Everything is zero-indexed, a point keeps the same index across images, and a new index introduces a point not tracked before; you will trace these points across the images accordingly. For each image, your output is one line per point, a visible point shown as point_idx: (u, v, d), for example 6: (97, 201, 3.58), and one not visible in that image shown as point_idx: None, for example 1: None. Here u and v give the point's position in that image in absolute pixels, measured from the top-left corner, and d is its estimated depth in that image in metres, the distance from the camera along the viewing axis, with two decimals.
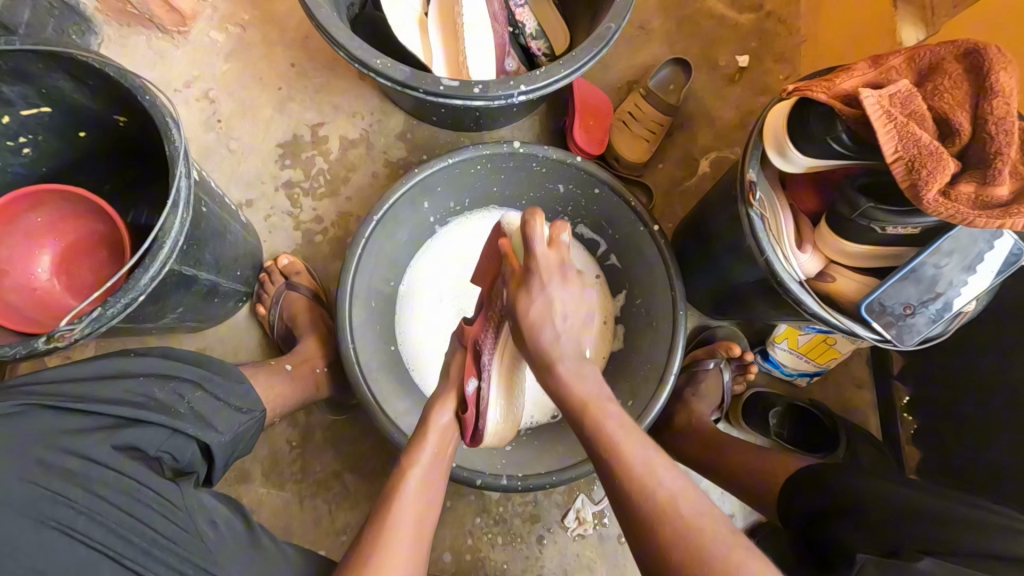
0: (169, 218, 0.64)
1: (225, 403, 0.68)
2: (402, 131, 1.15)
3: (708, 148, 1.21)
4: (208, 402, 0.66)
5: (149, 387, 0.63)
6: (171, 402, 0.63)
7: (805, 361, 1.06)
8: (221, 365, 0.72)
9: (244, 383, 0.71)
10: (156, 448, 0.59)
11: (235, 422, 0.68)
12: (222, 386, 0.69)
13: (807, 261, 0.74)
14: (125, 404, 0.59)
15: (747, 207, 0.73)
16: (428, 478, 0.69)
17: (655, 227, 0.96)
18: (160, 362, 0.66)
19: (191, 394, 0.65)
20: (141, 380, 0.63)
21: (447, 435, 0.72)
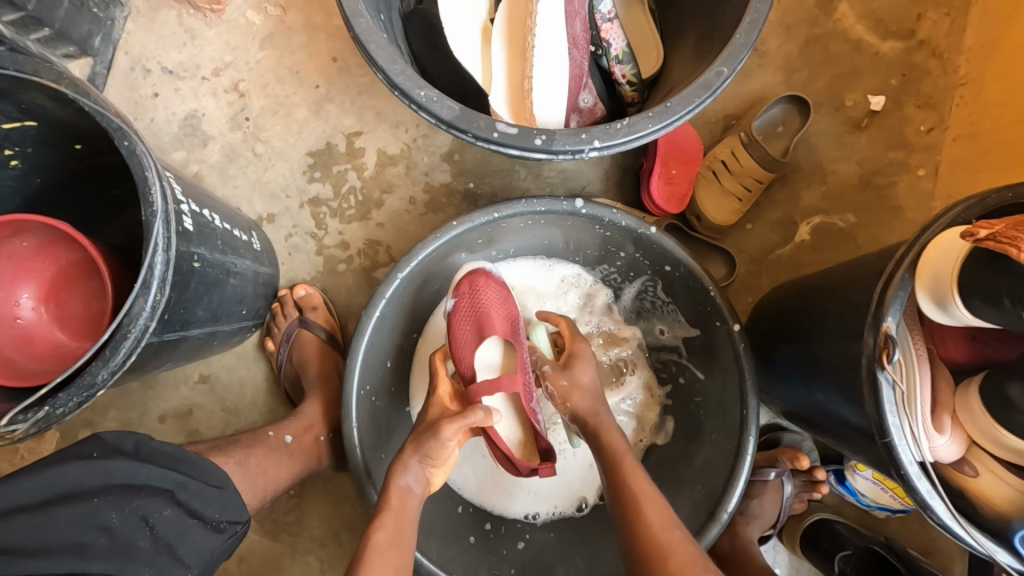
0: (137, 301, 0.51)
1: (198, 521, 0.55)
2: (449, 151, 0.99)
3: (812, 210, 1.00)
4: (177, 526, 0.53)
5: (103, 512, 0.49)
6: (128, 535, 0.50)
7: (890, 497, 0.87)
8: (200, 466, 0.57)
9: (226, 493, 0.57)
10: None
11: (210, 545, 0.55)
12: (200, 495, 0.56)
13: (942, 444, 0.56)
14: (64, 549, 0.47)
15: (874, 364, 0.55)
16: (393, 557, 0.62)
17: (737, 326, 0.78)
18: (125, 468, 0.52)
19: (158, 518, 0.52)
20: (95, 503, 0.49)
21: (408, 507, 0.66)
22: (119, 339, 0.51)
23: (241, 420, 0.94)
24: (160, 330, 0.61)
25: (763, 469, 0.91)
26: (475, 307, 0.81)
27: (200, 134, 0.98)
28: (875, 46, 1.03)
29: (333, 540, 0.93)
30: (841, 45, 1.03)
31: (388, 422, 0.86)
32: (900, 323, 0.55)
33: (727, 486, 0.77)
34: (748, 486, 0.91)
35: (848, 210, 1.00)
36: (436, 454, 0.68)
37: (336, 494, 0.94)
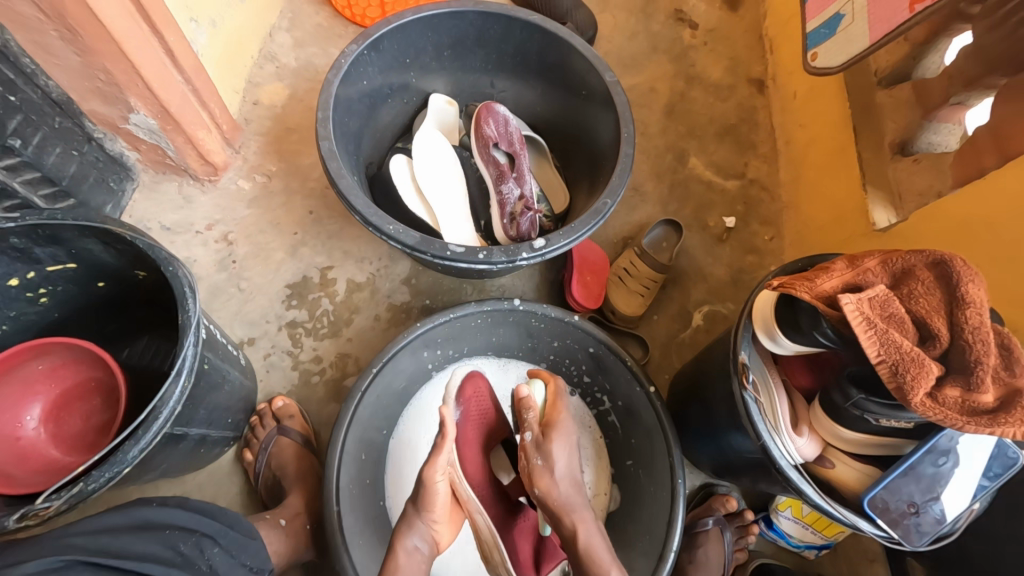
0: (169, 387, 0.64)
1: (238, 562, 0.67)
2: (407, 277, 1.21)
3: (699, 301, 1.27)
4: (225, 560, 0.65)
5: (174, 539, 0.61)
6: (194, 557, 0.61)
7: (811, 533, 1.01)
8: (233, 517, 0.70)
9: (255, 540, 0.70)
10: None
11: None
12: (236, 541, 0.68)
13: (804, 445, 0.75)
14: (155, 561, 0.57)
15: (740, 387, 0.75)
16: None
17: (651, 388, 0.96)
18: (178, 511, 0.63)
19: (211, 551, 0.64)
20: (168, 532, 0.61)
21: (413, 565, 0.74)
22: (152, 419, 0.63)
23: None
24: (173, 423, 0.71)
25: (701, 520, 1.03)
26: (484, 410, 0.94)
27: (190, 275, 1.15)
28: (719, 184, 1.42)
29: None
30: (696, 184, 1.41)
31: (364, 513, 0.93)
32: (751, 354, 0.77)
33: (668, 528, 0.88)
34: (694, 539, 1.02)
35: (727, 300, 1.28)
36: (426, 504, 0.77)
37: None
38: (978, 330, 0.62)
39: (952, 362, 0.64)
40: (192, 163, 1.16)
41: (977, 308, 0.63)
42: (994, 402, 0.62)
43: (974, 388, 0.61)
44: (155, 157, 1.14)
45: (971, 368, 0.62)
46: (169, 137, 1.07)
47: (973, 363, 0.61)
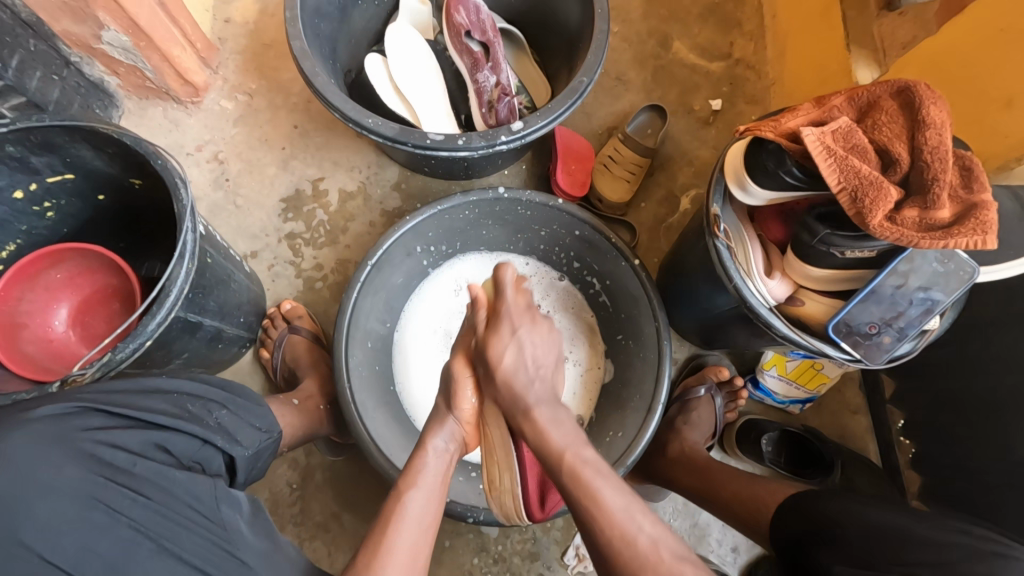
0: (175, 268, 0.69)
1: (247, 422, 0.71)
2: (397, 182, 1.23)
3: (687, 185, 1.28)
4: (232, 419, 0.69)
5: (182, 401, 0.65)
6: (200, 414, 0.65)
7: (795, 388, 1.08)
8: (241, 389, 0.74)
9: (261, 407, 0.74)
10: (189, 456, 0.60)
11: (256, 438, 0.70)
12: (245, 407, 0.72)
13: (776, 287, 0.79)
14: (163, 413, 0.61)
15: (713, 237, 0.78)
16: (429, 495, 0.70)
17: (637, 261, 1.00)
18: (183, 380, 0.68)
19: (220, 411, 0.68)
20: (175, 394, 0.65)
21: (437, 464, 0.74)
22: (164, 296, 0.69)
23: None
24: (186, 308, 0.77)
25: (694, 389, 1.09)
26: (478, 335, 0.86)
27: None
28: (705, 67, 1.38)
29: (334, 523, 1.02)
30: (681, 69, 1.38)
31: (376, 395, 1.01)
32: (723, 206, 0.79)
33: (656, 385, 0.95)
34: (686, 403, 1.08)
35: None
36: (455, 399, 0.78)
37: (335, 477, 1.04)
38: (936, 149, 0.63)
39: (912, 185, 0.66)
40: (172, 83, 1.16)
41: (937, 128, 0.64)
42: (950, 218, 0.64)
43: (930, 205, 0.63)
44: (135, 80, 1.15)
45: (928, 187, 0.64)
46: (144, 55, 1.07)
47: (930, 182, 0.64)
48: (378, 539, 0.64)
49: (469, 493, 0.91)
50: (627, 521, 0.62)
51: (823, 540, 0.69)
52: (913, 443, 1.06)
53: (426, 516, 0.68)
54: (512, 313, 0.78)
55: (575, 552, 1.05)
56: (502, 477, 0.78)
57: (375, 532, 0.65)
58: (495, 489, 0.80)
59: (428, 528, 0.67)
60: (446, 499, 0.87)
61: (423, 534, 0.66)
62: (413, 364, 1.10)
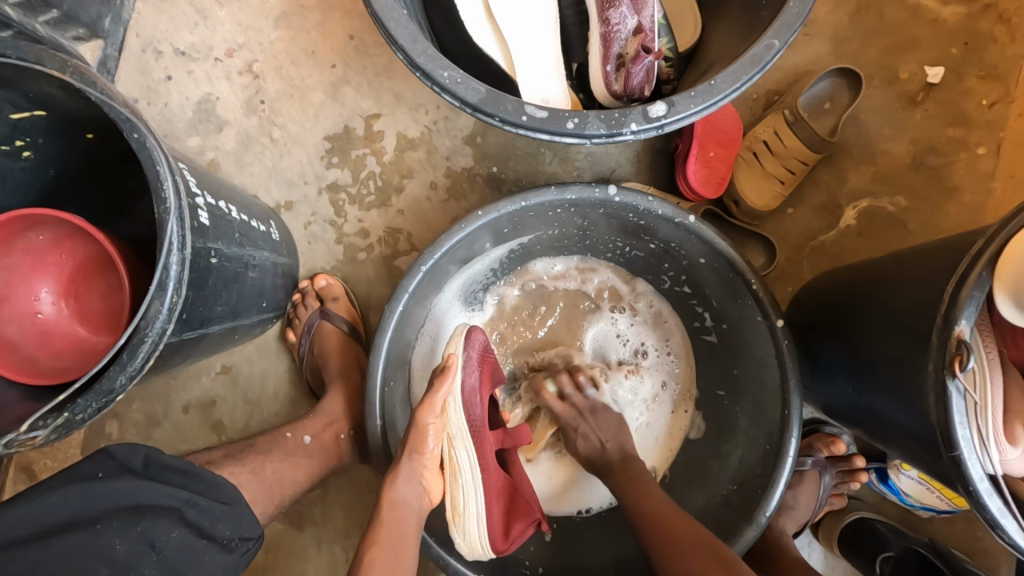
0: (153, 304, 0.49)
1: (209, 538, 0.55)
2: (472, 134, 0.94)
3: (859, 192, 0.93)
4: (186, 542, 0.53)
5: (107, 537, 0.49)
6: (133, 557, 0.50)
7: (936, 497, 0.84)
8: (213, 480, 0.57)
9: (236, 508, 0.57)
10: None
11: (218, 564, 0.55)
12: (208, 512, 0.55)
13: (1015, 459, 0.52)
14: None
15: (946, 374, 0.49)
16: (398, 556, 0.63)
17: (779, 322, 0.73)
18: (129, 488, 0.52)
19: (166, 536, 0.52)
20: (100, 528, 0.49)
21: (403, 517, 0.66)
22: (136, 343, 0.49)
23: (264, 412, 0.93)
24: (179, 330, 0.59)
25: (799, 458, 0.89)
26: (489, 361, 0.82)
27: (214, 118, 0.95)
28: (935, 10, 0.94)
29: (357, 532, 0.93)
30: (897, 11, 0.94)
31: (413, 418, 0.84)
32: (975, 327, 0.50)
33: (766, 486, 0.74)
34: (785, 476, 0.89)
35: (899, 192, 0.92)
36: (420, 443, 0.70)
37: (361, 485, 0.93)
38: None
39: None
40: None
41: None
42: None
43: None
44: None
45: None
46: None
47: None
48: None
49: None
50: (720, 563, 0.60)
51: None
52: None
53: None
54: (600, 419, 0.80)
55: None
56: (468, 501, 0.72)
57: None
58: (459, 521, 0.72)
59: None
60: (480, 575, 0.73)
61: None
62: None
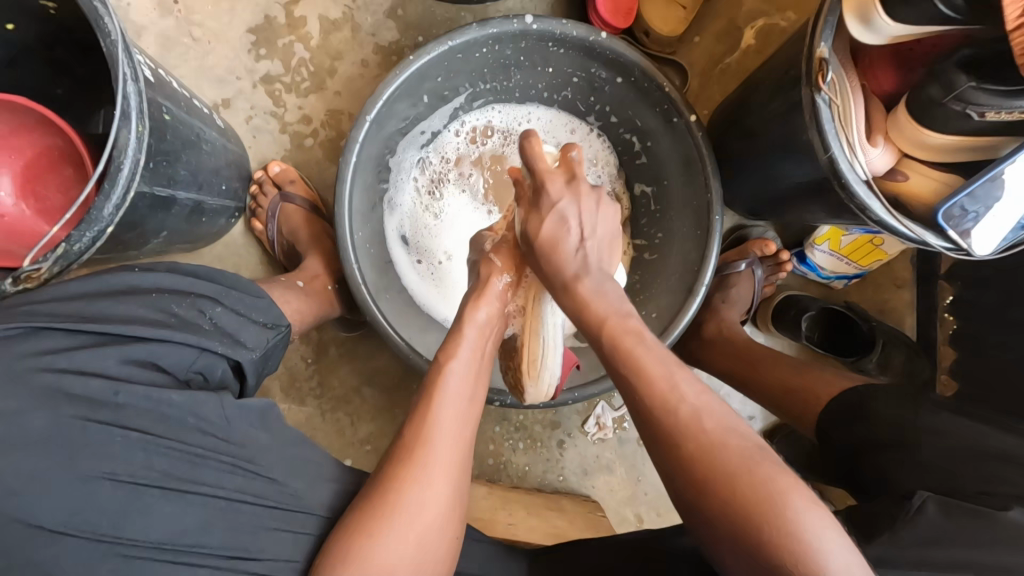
0: (121, 131, 0.53)
1: (247, 318, 0.65)
2: (392, 7, 0.98)
3: (754, 13, 1.02)
4: (230, 317, 0.63)
5: (166, 303, 0.58)
6: (193, 318, 0.59)
7: (845, 263, 0.98)
8: (235, 279, 0.67)
9: (263, 298, 0.68)
10: (187, 368, 0.55)
11: (261, 337, 0.65)
12: (241, 301, 0.66)
13: (875, 158, 0.64)
14: (145, 323, 0.55)
15: (813, 90, 0.60)
16: (471, 379, 0.62)
17: (691, 117, 0.82)
18: (166, 278, 0.61)
19: (213, 310, 0.62)
20: (157, 296, 0.58)
21: (482, 340, 0.65)
22: (114, 172, 0.54)
23: None
24: (149, 180, 0.63)
25: (734, 263, 1.00)
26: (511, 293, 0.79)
27: (130, 24, 0.94)
28: None
29: (356, 396, 1.02)
30: None
31: (385, 276, 0.90)
32: (832, 48, 0.60)
33: (701, 262, 0.84)
34: (724, 279, 1.00)
35: (788, 8, 1.02)
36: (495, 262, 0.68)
37: (352, 353, 1.01)
38: None
39: None
40: None
41: None
42: None
43: None
44: None
45: None
46: None
47: None
48: (416, 450, 0.55)
49: (496, 378, 0.86)
50: (671, 385, 0.54)
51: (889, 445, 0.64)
52: (956, 319, 1.01)
53: (467, 421, 0.59)
54: (550, 188, 0.64)
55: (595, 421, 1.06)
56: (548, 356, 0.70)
57: (412, 442, 0.56)
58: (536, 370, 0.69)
59: (470, 412, 0.60)
60: None
61: (464, 445, 0.58)
62: (430, 233, 0.98)
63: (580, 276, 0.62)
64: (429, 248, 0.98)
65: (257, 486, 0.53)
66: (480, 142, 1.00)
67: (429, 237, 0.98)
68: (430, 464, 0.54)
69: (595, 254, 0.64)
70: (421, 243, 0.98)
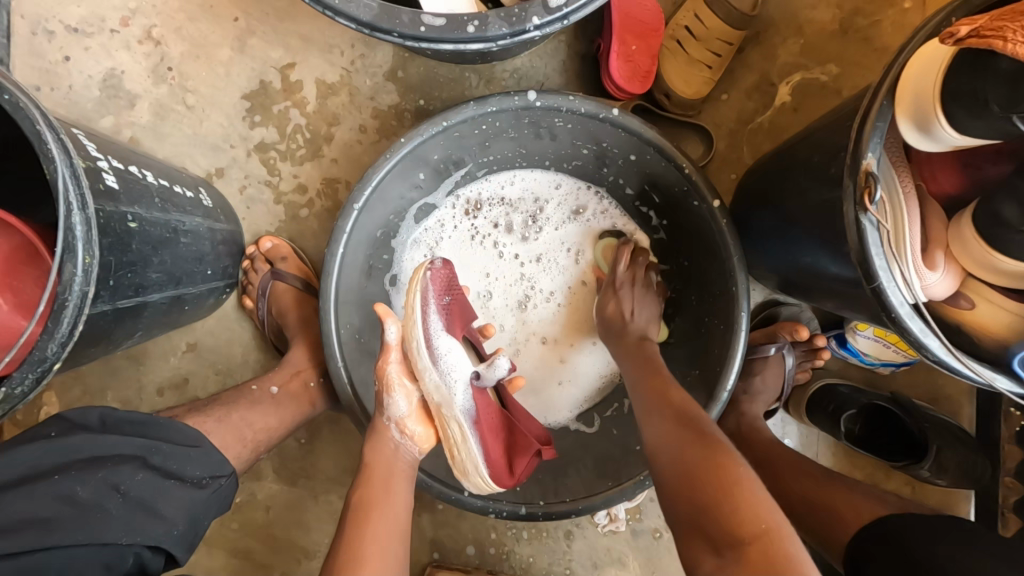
0: (66, 265, 0.49)
1: (175, 479, 0.54)
2: (392, 68, 0.92)
3: (789, 67, 0.92)
4: (152, 486, 0.52)
5: (68, 485, 0.48)
6: (97, 502, 0.49)
7: (892, 351, 0.86)
8: (167, 427, 0.56)
9: (200, 447, 0.57)
10: (83, 573, 0.47)
11: (190, 500, 0.54)
12: (174, 455, 0.55)
13: (936, 283, 0.53)
14: (32, 526, 0.46)
15: (857, 207, 0.51)
16: (388, 506, 0.62)
17: (716, 202, 0.73)
18: (81, 442, 0.51)
19: (126, 483, 0.50)
20: (60, 479, 0.48)
21: (393, 464, 0.66)
22: (58, 308, 0.49)
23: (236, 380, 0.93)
24: (110, 297, 0.58)
25: (762, 345, 0.90)
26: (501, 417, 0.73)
27: (124, 93, 0.91)
28: None
29: (350, 478, 0.96)
30: None
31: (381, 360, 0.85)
32: (881, 156, 0.50)
33: (725, 363, 0.75)
34: (749, 364, 0.90)
35: (828, 61, 0.91)
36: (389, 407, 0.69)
37: (346, 433, 0.96)
38: None
39: None
40: None
41: None
42: None
43: None
44: None
45: None
46: None
47: None
48: None
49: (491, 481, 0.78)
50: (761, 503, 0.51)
51: None
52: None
53: (389, 552, 0.59)
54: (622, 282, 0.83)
55: (606, 511, 0.97)
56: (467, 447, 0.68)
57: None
58: (456, 456, 0.69)
59: (394, 541, 0.60)
60: (463, 492, 0.75)
61: None
62: None
63: (651, 351, 0.75)
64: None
65: None
66: (474, 215, 0.91)
67: None
68: None
69: (647, 318, 0.80)
70: None
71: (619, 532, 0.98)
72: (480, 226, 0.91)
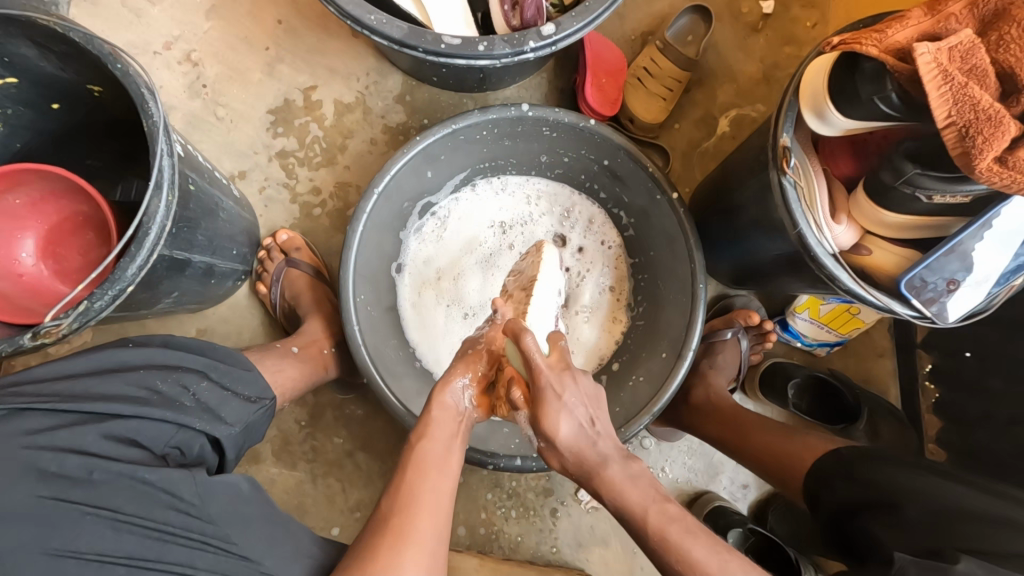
0: (152, 201, 0.58)
1: (232, 393, 0.69)
2: (401, 93, 1.08)
3: (727, 105, 1.13)
4: (215, 392, 0.67)
5: (150, 378, 0.63)
6: (174, 394, 0.63)
7: (826, 331, 1.02)
8: (224, 354, 0.72)
9: (250, 373, 0.73)
10: (164, 444, 0.59)
11: (244, 412, 0.68)
12: (229, 374, 0.70)
13: (841, 233, 0.70)
14: (125, 401, 0.59)
15: (780, 173, 0.68)
16: (445, 455, 0.64)
17: (673, 194, 0.89)
18: (158, 353, 0.66)
19: (196, 385, 0.65)
20: (143, 372, 0.63)
21: (452, 419, 0.67)
22: (141, 237, 0.58)
23: None
24: (169, 245, 0.67)
25: (720, 331, 1.04)
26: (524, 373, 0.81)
27: (160, 104, 1.03)
28: None
29: (347, 460, 1.01)
30: None
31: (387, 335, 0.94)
32: (793, 138, 0.68)
33: (689, 326, 0.88)
34: (710, 346, 1.04)
35: (757, 101, 1.13)
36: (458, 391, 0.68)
37: (345, 416, 1.02)
38: None
39: None
40: None
41: None
42: None
43: None
44: None
45: None
46: None
47: None
48: (394, 523, 0.56)
49: (489, 439, 0.85)
50: None
51: (879, 510, 0.64)
52: (937, 388, 1.04)
53: (445, 495, 0.61)
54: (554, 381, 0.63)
55: None
56: None
57: (389, 515, 0.57)
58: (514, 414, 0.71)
59: (449, 486, 0.62)
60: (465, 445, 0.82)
61: (442, 528, 0.59)
62: (436, 302, 1.01)
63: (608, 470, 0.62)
64: (458, 303, 1.01)
65: (226, 564, 0.53)
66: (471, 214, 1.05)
67: (431, 302, 1.01)
68: (408, 537, 0.55)
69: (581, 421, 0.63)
70: (424, 306, 1.01)
71: (601, 508, 1.05)
72: (501, 221, 1.05)
